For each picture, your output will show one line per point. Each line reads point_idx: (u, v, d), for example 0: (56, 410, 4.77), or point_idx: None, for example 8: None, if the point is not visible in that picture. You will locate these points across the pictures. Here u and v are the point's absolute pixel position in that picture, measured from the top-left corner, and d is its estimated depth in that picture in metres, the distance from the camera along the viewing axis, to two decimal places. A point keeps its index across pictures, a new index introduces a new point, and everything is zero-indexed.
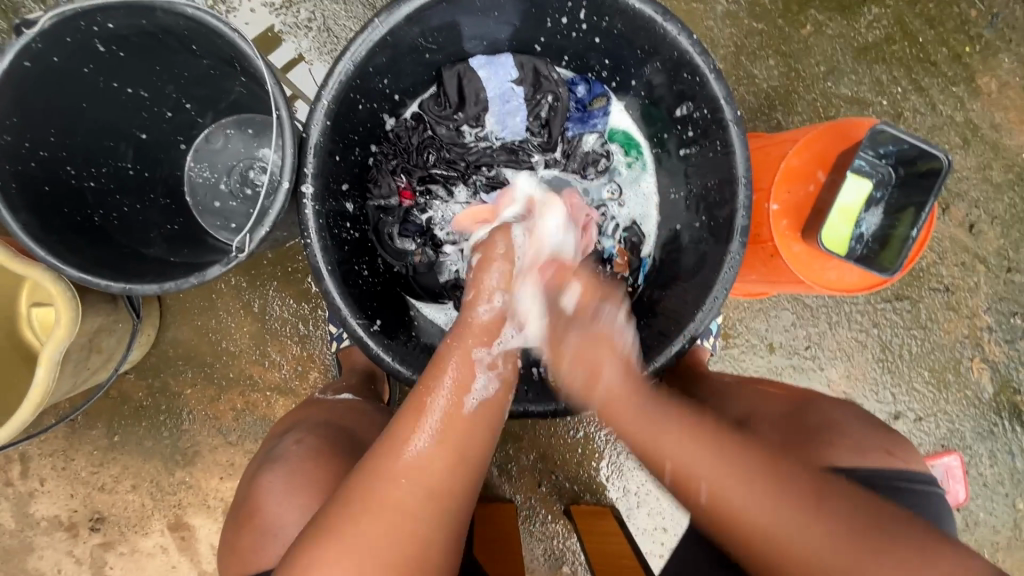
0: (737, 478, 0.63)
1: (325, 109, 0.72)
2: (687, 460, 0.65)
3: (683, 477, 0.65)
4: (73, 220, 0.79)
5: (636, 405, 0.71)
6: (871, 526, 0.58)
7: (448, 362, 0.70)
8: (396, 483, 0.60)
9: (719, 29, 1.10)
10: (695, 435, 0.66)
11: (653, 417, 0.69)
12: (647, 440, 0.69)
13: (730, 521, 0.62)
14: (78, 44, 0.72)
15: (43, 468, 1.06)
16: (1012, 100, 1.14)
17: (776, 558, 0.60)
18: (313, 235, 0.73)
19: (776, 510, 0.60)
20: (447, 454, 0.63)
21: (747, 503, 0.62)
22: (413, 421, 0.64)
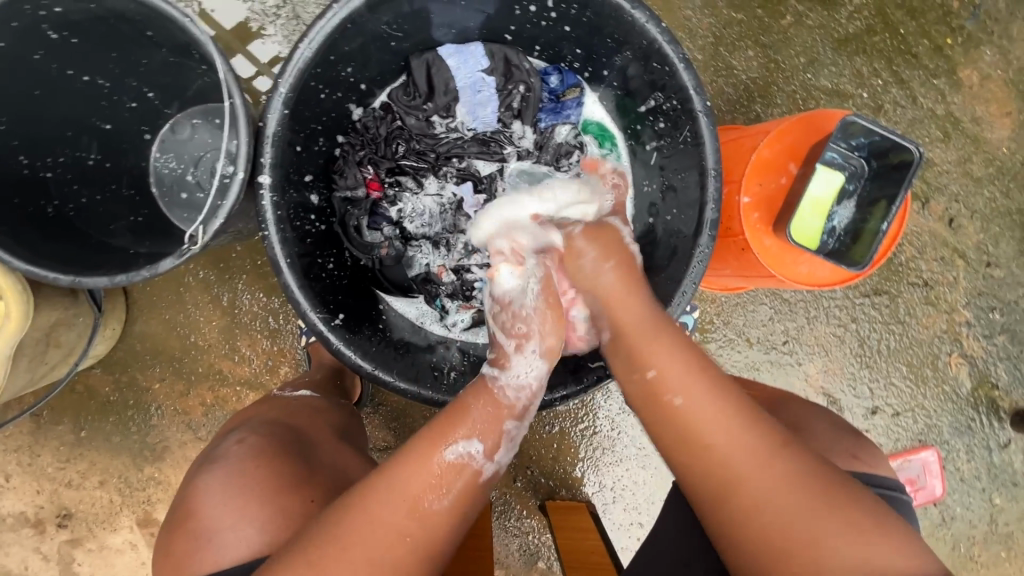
0: (744, 434, 0.62)
1: (283, 97, 0.70)
2: (699, 405, 0.65)
3: (687, 423, 0.65)
4: (24, 211, 0.77)
5: (662, 348, 0.71)
6: (860, 509, 0.56)
7: (469, 416, 0.68)
8: (400, 539, 0.58)
9: (697, 19, 1.08)
10: (715, 387, 0.66)
11: (674, 362, 0.69)
12: (664, 380, 0.68)
13: (727, 476, 0.61)
14: (26, 30, 0.69)
15: (8, 464, 1.05)
16: (993, 93, 1.13)
17: (761, 523, 0.58)
18: (270, 226, 0.71)
19: (778, 470, 0.59)
20: (449, 510, 0.62)
21: (748, 458, 0.61)
22: (424, 467, 0.62)
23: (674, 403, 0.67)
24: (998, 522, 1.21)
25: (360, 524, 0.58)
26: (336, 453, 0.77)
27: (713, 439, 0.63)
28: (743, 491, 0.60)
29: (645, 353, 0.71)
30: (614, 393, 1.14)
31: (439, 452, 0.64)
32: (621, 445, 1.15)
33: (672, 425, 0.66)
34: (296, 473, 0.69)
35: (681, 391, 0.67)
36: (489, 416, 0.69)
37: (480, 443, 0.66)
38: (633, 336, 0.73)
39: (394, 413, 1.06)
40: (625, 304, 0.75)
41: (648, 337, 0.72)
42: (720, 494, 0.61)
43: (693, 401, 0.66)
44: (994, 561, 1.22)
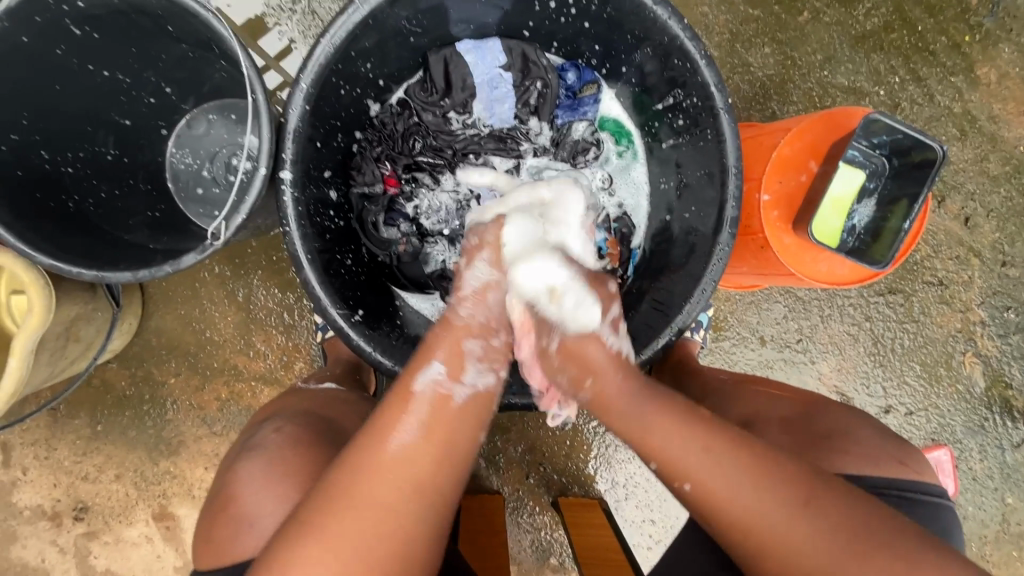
0: (761, 509, 0.60)
1: (304, 93, 0.70)
2: (711, 488, 0.63)
3: (708, 508, 0.63)
4: (47, 207, 0.76)
5: (659, 429, 0.67)
6: (891, 551, 0.55)
7: (434, 352, 0.68)
8: (379, 476, 0.58)
9: (713, 16, 1.08)
10: (717, 460, 0.64)
11: (673, 442, 0.66)
12: (670, 465, 0.66)
13: (759, 557, 0.60)
14: (49, 25, 0.69)
15: (26, 457, 1.05)
16: (1011, 91, 1.12)
17: None
18: (292, 222, 0.71)
19: (807, 540, 0.58)
20: (431, 447, 0.61)
21: (773, 537, 0.59)
22: (396, 416, 0.62)
23: (687, 490, 0.65)
24: (1011, 522, 1.21)
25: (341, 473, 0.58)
26: None
27: (739, 522, 0.61)
28: (779, 571, 0.59)
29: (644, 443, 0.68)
30: None
31: (405, 391, 0.64)
32: None
33: (697, 512, 0.65)
34: (331, 459, 0.70)
35: (689, 477, 0.64)
36: (453, 349, 0.68)
37: (440, 364, 0.66)
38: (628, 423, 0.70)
39: None
40: (614, 404, 0.71)
41: (643, 421, 0.69)
42: (760, 573, 0.61)
43: (703, 486, 0.63)
44: (1006, 560, 1.21)
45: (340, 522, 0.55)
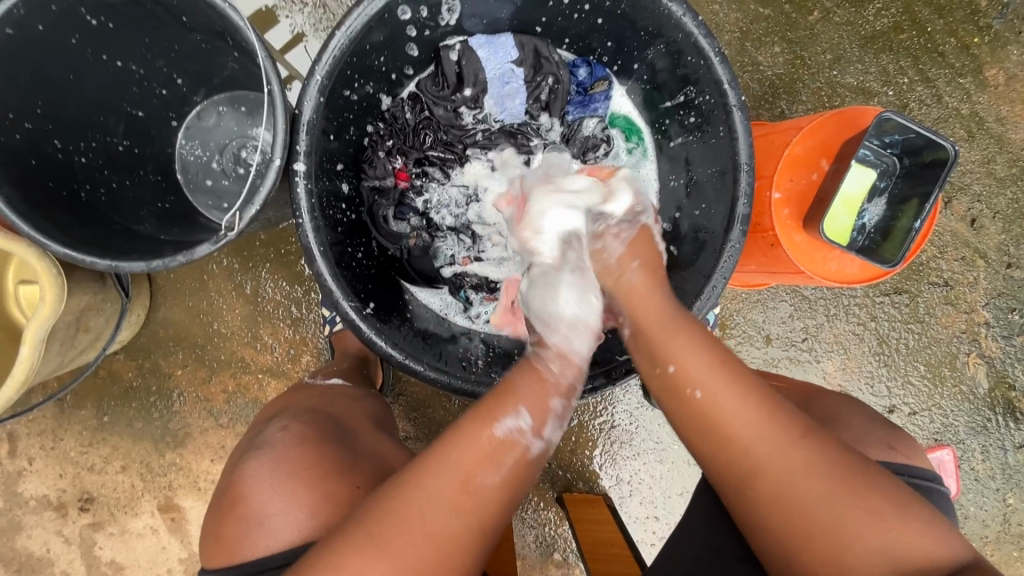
0: (768, 429, 0.60)
1: (318, 85, 0.70)
2: (722, 402, 0.63)
3: (709, 415, 0.63)
4: (58, 195, 0.76)
5: (682, 341, 0.68)
6: (883, 497, 0.56)
7: (519, 397, 0.67)
8: (453, 514, 0.58)
9: (724, 14, 1.08)
10: (737, 380, 0.64)
11: (696, 354, 0.67)
12: (683, 376, 0.66)
13: (745, 474, 0.60)
14: (64, 13, 0.69)
15: (32, 447, 1.05)
16: (1019, 93, 1.13)
17: (784, 509, 0.58)
18: (305, 214, 0.71)
19: (803, 461, 0.58)
20: (501, 493, 0.61)
21: (770, 454, 0.59)
22: (475, 446, 0.62)
23: (694, 397, 0.64)
24: (1012, 523, 1.22)
25: (414, 500, 0.58)
26: (374, 441, 0.78)
27: (736, 434, 0.61)
28: (765, 489, 0.59)
29: (665, 349, 0.68)
30: (634, 388, 1.15)
31: (487, 427, 0.63)
32: (639, 439, 1.15)
33: (693, 420, 0.65)
34: (338, 458, 0.70)
35: (702, 383, 0.64)
36: (535, 395, 0.68)
37: (528, 415, 0.65)
38: (655, 329, 0.70)
39: (414, 404, 1.07)
40: (644, 306, 0.72)
41: (670, 328, 0.70)
42: (744, 488, 0.61)
43: (713, 394, 0.64)
44: (1007, 560, 1.22)
45: (403, 551, 0.55)
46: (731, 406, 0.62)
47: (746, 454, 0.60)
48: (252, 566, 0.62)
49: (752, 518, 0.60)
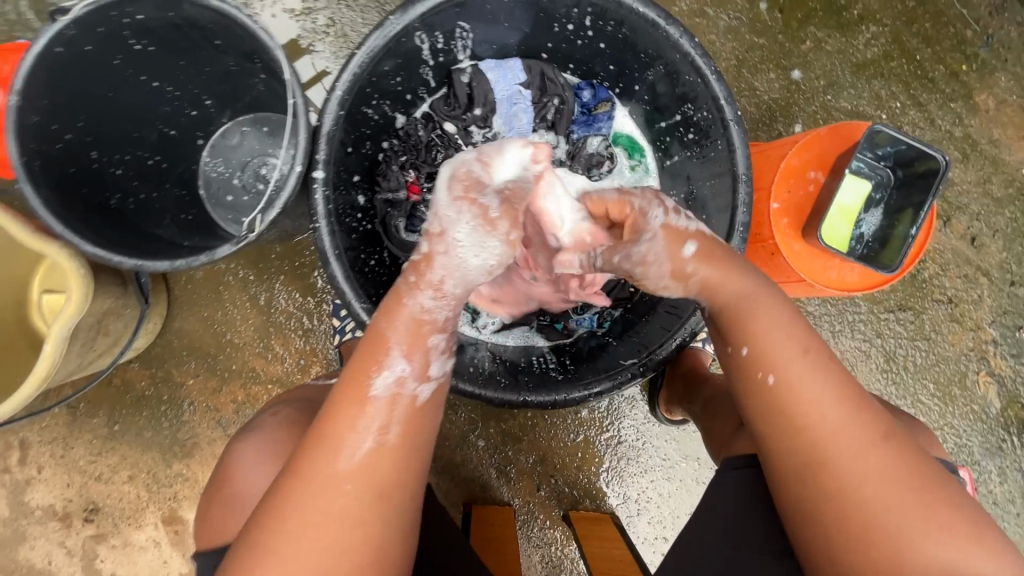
0: (845, 430, 0.58)
1: (339, 99, 0.75)
2: (794, 391, 0.59)
3: (788, 402, 0.59)
4: (91, 201, 0.79)
5: (765, 319, 0.63)
6: (952, 509, 0.56)
7: (388, 342, 0.60)
8: (336, 489, 0.54)
9: (720, 43, 1.13)
10: (819, 369, 0.60)
11: (782, 342, 0.61)
12: (764, 355, 0.61)
13: (816, 462, 0.58)
14: (110, 35, 0.74)
15: (41, 455, 1.06)
16: (1009, 117, 1.17)
17: (847, 505, 0.56)
18: (321, 219, 0.75)
19: (876, 463, 0.57)
20: (389, 451, 0.56)
21: (843, 453, 0.57)
22: (352, 413, 0.57)
23: (766, 381, 0.61)
24: None
25: (287, 493, 0.54)
26: None
27: (816, 423, 0.58)
28: (829, 483, 0.57)
29: (748, 327, 0.63)
30: (640, 403, 1.14)
31: (353, 389, 0.58)
32: (647, 456, 1.14)
33: (759, 405, 0.61)
34: None
35: (780, 370, 0.60)
36: (397, 337, 0.60)
37: (401, 363, 0.59)
38: (732, 311, 0.64)
39: None
40: (720, 277, 0.66)
41: (747, 307, 0.64)
42: (796, 482, 0.59)
43: (788, 382, 0.59)
44: None
45: (294, 549, 0.52)
46: (813, 395, 0.59)
47: (822, 441, 0.58)
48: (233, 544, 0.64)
49: (811, 505, 0.58)
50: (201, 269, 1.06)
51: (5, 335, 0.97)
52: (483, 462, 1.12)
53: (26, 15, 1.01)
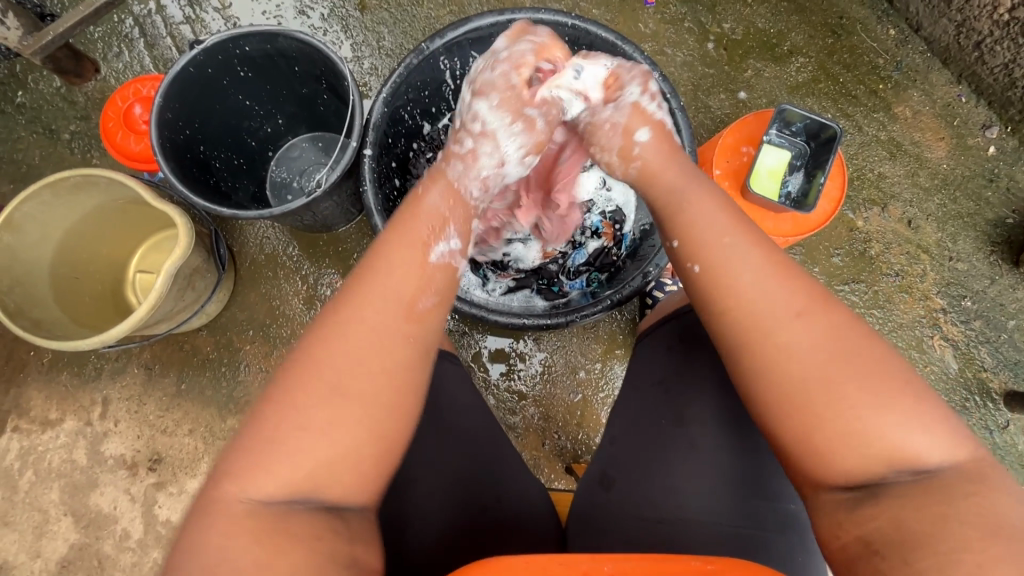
0: (769, 305, 0.60)
1: (384, 100, 1.03)
2: (723, 272, 0.63)
3: (713, 284, 0.64)
4: (197, 179, 1.07)
5: (695, 208, 0.68)
6: (897, 381, 0.56)
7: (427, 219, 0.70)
8: (394, 342, 0.62)
9: (679, 73, 1.42)
10: (738, 248, 0.64)
11: (719, 232, 0.65)
12: (691, 245, 0.66)
13: (753, 338, 0.60)
14: (224, 61, 1.04)
15: (119, 410, 1.24)
16: (926, 123, 1.41)
17: (784, 381, 0.58)
18: (369, 183, 1.00)
19: (795, 346, 0.59)
20: (438, 314, 0.67)
21: (778, 331, 0.59)
22: (398, 276, 0.65)
23: (693, 271, 0.66)
24: None
25: (352, 339, 0.61)
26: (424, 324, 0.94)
27: (748, 300, 0.61)
28: (764, 362, 0.60)
29: (678, 220, 0.69)
30: None
31: (410, 252, 0.66)
32: None
33: (693, 294, 0.66)
34: None
35: (699, 258, 0.65)
36: (455, 216, 0.72)
37: (453, 237, 0.70)
38: (666, 215, 0.70)
39: None
40: (660, 174, 0.73)
41: (679, 206, 0.69)
42: (735, 367, 0.62)
43: (714, 270, 0.64)
44: None
45: (356, 385, 0.59)
46: (742, 273, 0.62)
47: (758, 320, 0.60)
48: None
49: (755, 389, 0.61)
50: (263, 253, 1.29)
51: (102, 304, 1.14)
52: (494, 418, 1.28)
53: (147, 67, 1.36)
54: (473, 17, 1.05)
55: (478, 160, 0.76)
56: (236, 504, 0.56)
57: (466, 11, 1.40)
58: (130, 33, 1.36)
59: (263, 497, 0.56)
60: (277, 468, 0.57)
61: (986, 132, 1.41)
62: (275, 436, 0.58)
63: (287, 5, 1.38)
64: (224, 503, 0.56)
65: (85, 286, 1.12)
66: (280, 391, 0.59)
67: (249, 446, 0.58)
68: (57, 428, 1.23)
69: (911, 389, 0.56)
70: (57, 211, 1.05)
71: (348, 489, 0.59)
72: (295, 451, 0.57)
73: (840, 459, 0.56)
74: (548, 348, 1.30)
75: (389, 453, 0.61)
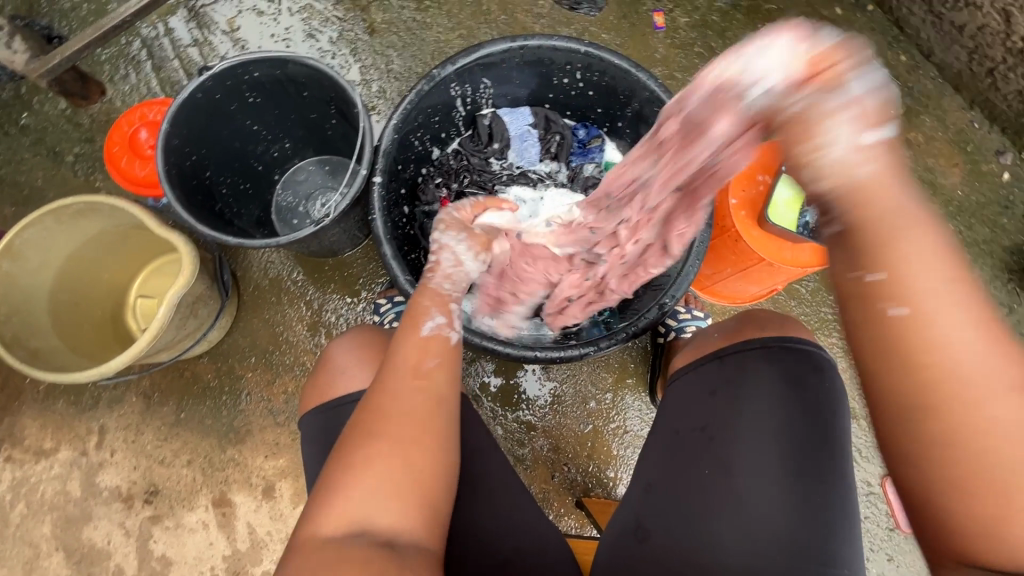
0: (983, 373, 0.48)
1: (394, 126, 1.01)
2: (931, 323, 0.49)
3: (917, 336, 0.49)
4: (201, 205, 1.04)
5: (911, 236, 0.51)
6: None
7: (423, 305, 0.75)
8: (418, 392, 0.65)
9: None
10: (960, 296, 0.50)
11: (934, 269, 0.50)
12: (896, 281, 0.50)
13: (962, 408, 0.48)
14: (233, 87, 1.02)
15: (116, 440, 1.20)
16: (939, 149, 1.40)
17: (983, 471, 0.47)
18: (377, 211, 0.97)
19: (1004, 428, 0.47)
20: (446, 370, 0.69)
21: (981, 405, 0.48)
22: (409, 341, 0.70)
23: (899, 315, 0.50)
24: None
25: (387, 393, 0.65)
26: None
27: (959, 366, 0.48)
28: (969, 446, 0.48)
29: (884, 248, 0.51)
30: (642, 394, 1.26)
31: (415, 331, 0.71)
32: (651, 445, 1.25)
33: (882, 340, 0.51)
34: None
35: (910, 300, 0.50)
36: (437, 300, 0.77)
37: (439, 315, 0.74)
38: (877, 239, 0.51)
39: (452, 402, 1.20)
40: (877, 197, 0.52)
41: (898, 234, 0.51)
42: (922, 437, 0.49)
43: (921, 315, 0.49)
44: None
45: (399, 428, 0.62)
46: (954, 325, 0.49)
47: (967, 390, 0.48)
48: (333, 406, 0.83)
49: (938, 475, 0.49)
50: (267, 278, 1.27)
51: (101, 331, 1.12)
52: (502, 450, 1.24)
53: (154, 89, 1.35)
54: (485, 44, 1.04)
55: (441, 267, 0.84)
56: (311, 545, 0.57)
57: (476, 36, 1.40)
58: (137, 55, 1.35)
59: (327, 534, 0.57)
60: (336, 514, 0.58)
61: (1001, 158, 1.39)
62: (331, 487, 0.59)
63: (296, 28, 1.38)
64: (303, 541, 0.57)
65: (84, 314, 1.09)
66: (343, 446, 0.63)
67: (313, 499, 0.60)
68: (51, 458, 1.19)
69: None
70: (58, 238, 1.02)
71: (402, 523, 0.59)
72: (348, 498, 0.58)
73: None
74: (558, 377, 1.26)
75: (436, 487, 0.62)
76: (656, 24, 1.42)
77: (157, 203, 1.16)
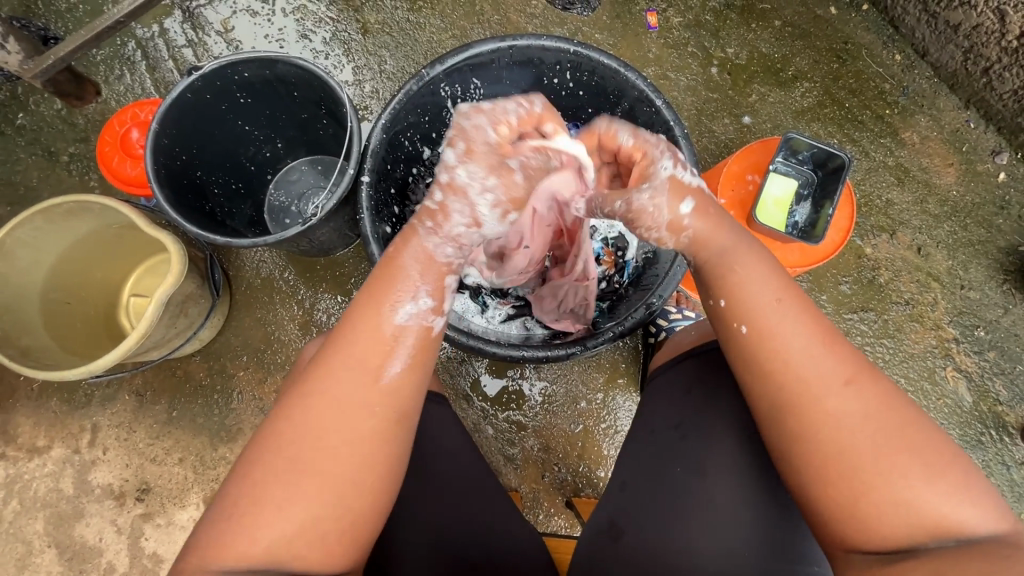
0: (814, 370, 0.61)
1: (382, 126, 1.01)
2: (771, 335, 0.63)
3: (762, 345, 0.63)
4: (191, 204, 1.05)
5: (746, 272, 0.66)
6: (926, 451, 0.58)
7: (408, 275, 0.67)
8: (369, 412, 0.62)
9: (682, 98, 1.41)
10: (791, 313, 0.63)
11: (764, 294, 0.65)
12: (739, 307, 0.65)
13: (800, 402, 0.61)
14: (223, 87, 1.03)
15: (108, 438, 1.21)
16: (934, 149, 1.39)
17: (822, 453, 0.60)
18: (365, 211, 0.98)
19: (839, 415, 0.60)
20: (410, 378, 0.65)
21: (817, 400, 0.60)
22: (373, 341, 0.64)
23: (741, 333, 0.64)
24: None
25: (330, 413, 0.62)
26: None
27: (797, 370, 0.61)
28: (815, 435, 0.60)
29: (726, 282, 0.67)
30: (633, 394, 1.26)
31: (383, 316, 0.64)
32: None
33: (733, 352, 0.66)
34: None
35: (748, 320, 0.64)
36: (427, 273, 0.68)
37: (425, 297, 0.67)
38: (716, 275, 0.68)
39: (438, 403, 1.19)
40: (708, 249, 0.69)
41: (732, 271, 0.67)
42: (777, 424, 0.63)
43: (761, 331, 0.63)
44: None
45: (335, 454, 0.61)
46: (790, 335, 0.62)
47: (803, 385, 0.61)
48: None
49: (795, 453, 0.61)
50: (259, 277, 1.27)
51: (93, 330, 1.12)
52: (492, 450, 1.24)
53: (149, 89, 1.35)
54: (474, 44, 1.04)
55: (449, 227, 0.68)
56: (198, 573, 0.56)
57: (469, 36, 1.40)
58: (132, 56, 1.36)
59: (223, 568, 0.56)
60: (242, 544, 0.57)
61: (996, 158, 1.38)
62: (244, 513, 0.58)
63: (289, 29, 1.38)
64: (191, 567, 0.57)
65: (75, 313, 1.10)
66: (247, 465, 0.61)
67: (217, 517, 0.59)
68: (44, 456, 1.20)
69: (943, 465, 0.58)
70: (48, 237, 1.03)
71: (314, 561, 0.59)
72: (255, 532, 0.58)
73: (887, 527, 0.56)
74: (549, 376, 1.26)
75: (362, 522, 0.62)
76: (650, 24, 1.42)
77: (149, 203, 1.17)
